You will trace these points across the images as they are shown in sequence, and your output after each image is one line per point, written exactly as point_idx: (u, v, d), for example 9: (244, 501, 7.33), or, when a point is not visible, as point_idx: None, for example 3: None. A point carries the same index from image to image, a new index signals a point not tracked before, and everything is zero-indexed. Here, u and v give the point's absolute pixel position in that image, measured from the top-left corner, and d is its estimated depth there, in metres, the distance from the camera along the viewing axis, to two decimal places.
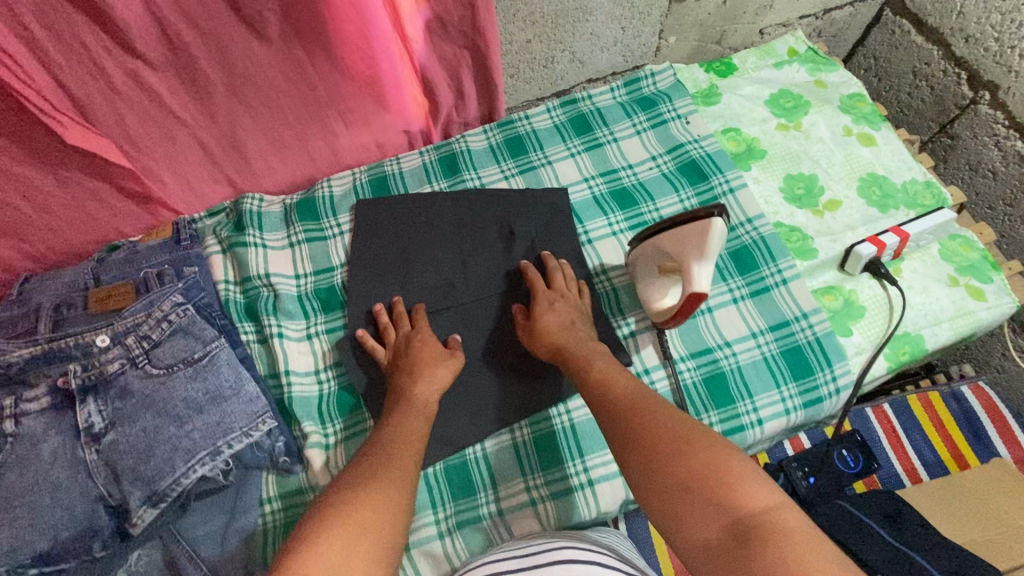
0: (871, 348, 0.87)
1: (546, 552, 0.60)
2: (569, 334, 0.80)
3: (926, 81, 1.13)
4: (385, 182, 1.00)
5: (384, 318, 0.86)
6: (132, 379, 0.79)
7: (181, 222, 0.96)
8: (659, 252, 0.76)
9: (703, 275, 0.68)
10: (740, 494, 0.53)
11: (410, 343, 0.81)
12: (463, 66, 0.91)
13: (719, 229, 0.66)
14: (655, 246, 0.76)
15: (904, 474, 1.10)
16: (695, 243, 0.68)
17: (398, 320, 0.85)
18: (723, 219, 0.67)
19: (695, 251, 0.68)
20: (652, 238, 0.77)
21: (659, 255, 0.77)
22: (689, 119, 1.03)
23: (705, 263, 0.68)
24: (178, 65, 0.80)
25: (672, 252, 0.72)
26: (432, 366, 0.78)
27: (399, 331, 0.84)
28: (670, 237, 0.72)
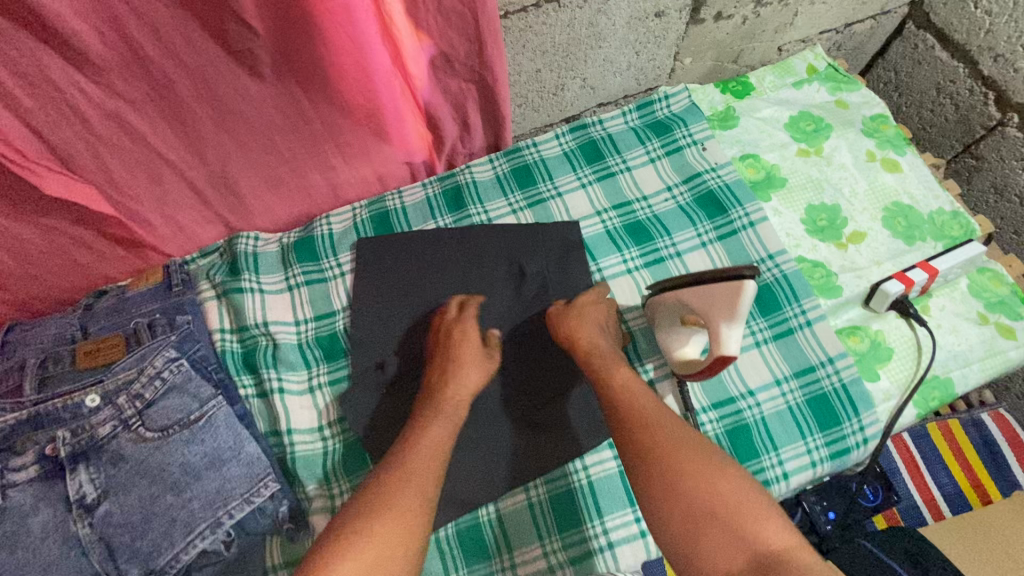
0: (899, 393, 0.83)
1: None
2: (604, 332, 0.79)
3: (951, 99, 1.08)
4: (387, 219, 0.95)
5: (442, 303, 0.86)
6: (125, 444, 0.75)
7: (172, 265, 0.91)
8: (682, 305, 0.71)
9: (732, 337, 0.64)
10: (761, 531, 0.55)
11: (450, 334, 0.80)
12: (469, 99, 0.86)
13: (752, 292, 0.62)
14: (678, 297, 0.72)
15: (924, 506, 1.08)
16: (726, 303, 0.64)
17: (450, 310, 0.84)
18: (755, 281, 0.63)
19: (726, 311, 0.64)
20: (673, 290, 0.72)
21: (682, 308, 0.72)
22: (705, 145, 0.98)
23: (735, 327, 0.64)
24: (163, 105, 0.74)
25: (696, 307, 0.68)
26: (464, 370, 0.76)
27: (450, 320, 0.83)
28: (695, 293, 0.68)
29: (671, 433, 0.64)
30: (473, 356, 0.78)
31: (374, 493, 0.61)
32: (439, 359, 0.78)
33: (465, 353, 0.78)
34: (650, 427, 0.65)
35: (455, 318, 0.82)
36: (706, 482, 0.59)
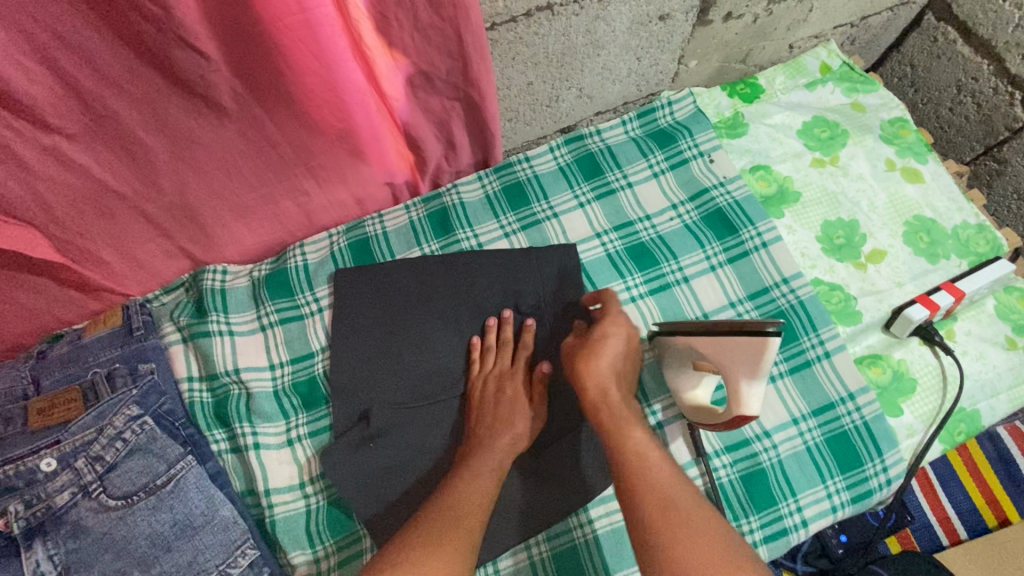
0: (923, 427, 0.78)
1: None
2: (619, 377, 0.70)
3: (972, 97, 1.00)
4: (368, 247, 0.87)
5: (489, 335, 0.80)
6: (85, 513, 0.68)
7: (131, 305, 0.82)
8: (693, 352, 0.66)
9: (753, 394, 0.61)
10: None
11: (499, 387, 0.76)
12: (453, 117, 0.77)
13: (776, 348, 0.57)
14: (688, 345, 0.66)
15: (938, 526, 1.02)
16: (748, 361, 0.59)
17: (501, 347, 0.79)
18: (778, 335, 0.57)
19: (746, 367, 0.59)
20: (681, 337, 0.66)
21: (693, 354, 0.67)
22: (712, 157, 0.90)
23: (755, 382, 0.60)
24: (107, 136, 0.65)
25: (710, 358, 0.63)
26: (515, 425, 0.73)
27: (499, 362, 0.78)
28: (708, 345, 0.62)
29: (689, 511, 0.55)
30: (526, 410, 0.75)
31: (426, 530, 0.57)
32: (490, 413, 0.74)
33: (516, 406, 0.74)
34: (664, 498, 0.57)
35: (506, 364, 0.78)
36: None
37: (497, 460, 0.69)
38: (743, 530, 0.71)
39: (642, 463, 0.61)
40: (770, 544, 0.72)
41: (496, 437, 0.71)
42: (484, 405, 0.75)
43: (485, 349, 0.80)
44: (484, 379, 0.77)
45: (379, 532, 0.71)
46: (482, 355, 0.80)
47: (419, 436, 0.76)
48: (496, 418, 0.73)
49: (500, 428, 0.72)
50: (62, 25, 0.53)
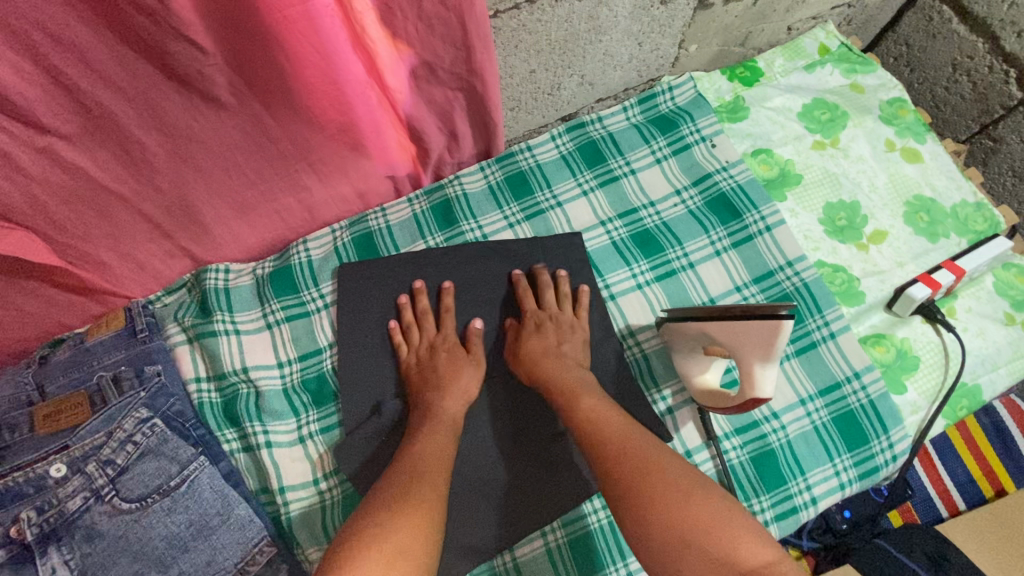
0: (927, 403, 0.79)
1: None
2: (547, 347, 0.75)
3: (968, 76, 1.01)
4: (372, 241, 0.86)
5: (406, 313, 0.80)
6: (99, 518, 0.68)
7: (134, 307, 0.81)
8: (705, 337, 0.67)
9: (767, 376, 0.61)
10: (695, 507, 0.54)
11: (435, 354, 0.76)
12: (456, 108, 0.77)
13: (789, 330, 0.57)
14: (701, 330, 0.67)
15: (938, 499, 1.05)
16: (761, 345, 0.59)
17: (423, 319, 0.79)
18: (792, 318, 0.57)
19: (759, 351, 0.60)
20: (694, 321, 0.67)
21: (705, 339, 0.67)
22: (714, 142, 0.90)
23: (769, 364, 0.60)
24: (104, 136, 0.63)
25: (723, 343, 0.63)
26: (459, 388, 0.74)
27: (424, 333, 0.78)
28: (720, 328, 0.63)
29: (645, 452, 0.60)
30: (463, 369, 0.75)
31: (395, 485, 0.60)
32: (427, 377, 0.74)
33: (457, 368, 0.75)
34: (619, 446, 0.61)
35: (431, 332, 0.78)
36: (675, 502, 0.54)
37: (448, 422, 0.70)
38: (755, 509, 0.72)
39: (595, 428, 0.65)
40: (780, 523, 0.73)
41: (440, 397, 0.72)
42: (423, 376, 0.75)
43: (407, 328, 0.79)
44: (418, 353, 0.77)
45: None
46: (409, 334, 0.79)
47: None
48: (437, 379, 0.74)
49: (441, 391, 0.73)
50: (56, 22, 0.51)
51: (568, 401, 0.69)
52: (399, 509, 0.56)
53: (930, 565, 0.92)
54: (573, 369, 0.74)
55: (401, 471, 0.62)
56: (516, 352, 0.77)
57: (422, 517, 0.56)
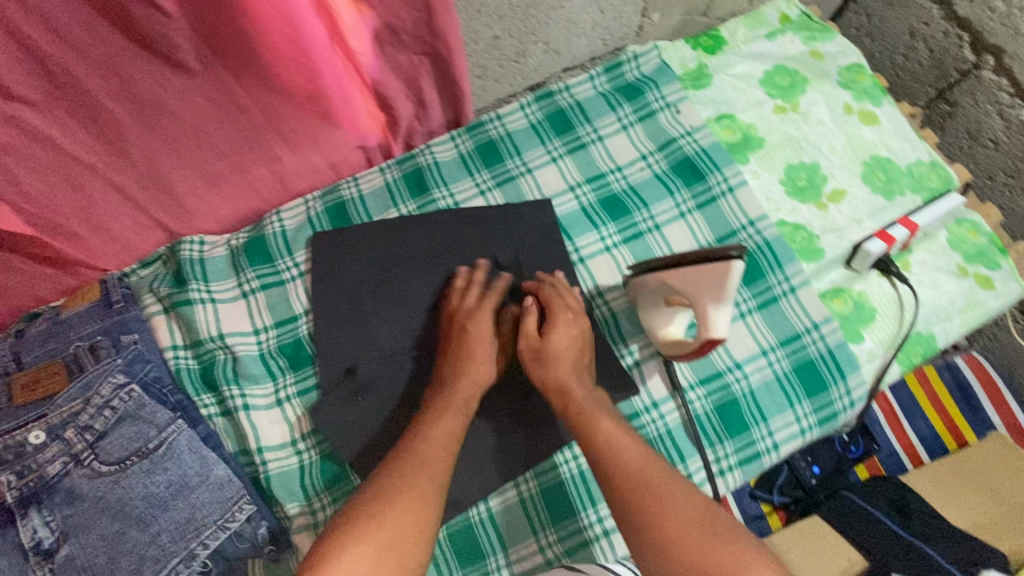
0: (883, 352, 0.83)
1: None
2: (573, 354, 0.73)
3: (925, 42, 1.04)
4: (344, 210, 0.87)
5: (458, 280, 0.80)
6: (79, 481, 0.69)
7: (109, 280, 0.82)
8: (665, 287, 0.69)
9: (721, 317, 0.64)
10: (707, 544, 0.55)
11: (465, 327, 0.76)
12: (422, 74, 0.78)
13: (739, 271, 0.60)
14: (660, 280, 0.69)
15: (903, 453, 1.09)
16: (712, 286, 0.62)
17: (468, 287, 0.79)
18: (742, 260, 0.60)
19: (714, 294, 0.63)
20: (656, 272, 0.70)
21: (666, 290, 0.70)
22: (679, 108, 0.93)
23: (722, 306, 0.63)
24: (72, 104, 0.64)
25: (680, 291, 0.66)
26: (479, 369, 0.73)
27: (462, 301, 0.78)
28: (677, 274, 0.66)
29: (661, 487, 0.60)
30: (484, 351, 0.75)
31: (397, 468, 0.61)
32: (455, 351, 0.75)
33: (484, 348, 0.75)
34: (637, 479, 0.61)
35: (473, 302, 0.77)
36: (694, 543, 0.55)
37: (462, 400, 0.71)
38: (719, 455, 0.76)
39: (608, 449, 0.64)
40: (743, 467, 0.77)
41: (465, 373, 0.73)
42: (452, 346, 0.75)
43: (453, 293, 0.79)
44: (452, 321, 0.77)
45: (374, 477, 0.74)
46: (450, 297, 0.80)
47: (407, 390, 0.78)
48: (464, 357, 0.74)
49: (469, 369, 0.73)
50: None
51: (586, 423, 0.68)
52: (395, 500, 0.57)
53: (894, 513, 0.97)
54: (587, 387, 0.72)
55: (406, 457, 0.62)
56: (538, 351, 0.73)
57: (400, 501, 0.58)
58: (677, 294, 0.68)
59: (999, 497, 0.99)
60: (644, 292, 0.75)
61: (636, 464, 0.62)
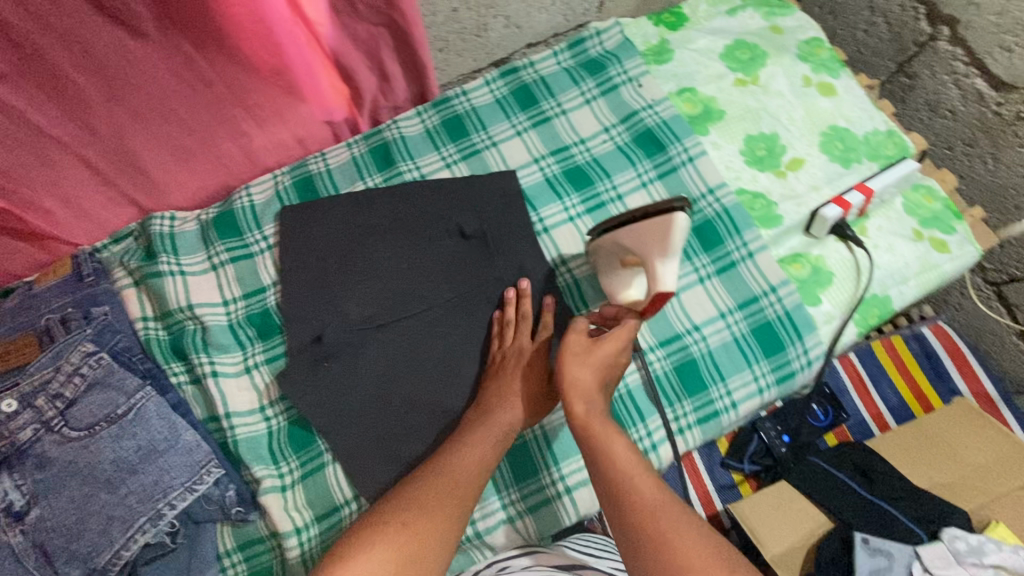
0: (840, 314, 0.85)
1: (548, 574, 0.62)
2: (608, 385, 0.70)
3: (884, 17, 1.06)
4: (312, 184, 0.89)
5: (508, 310, 0.80)
6: (49, 447, 0.71)
7: (80, 254, 0.84)
8: (619, 247, 0.72)
9: (669, 272, 0.65)
10: None
11: (516, 364, 0.76)
12: (381, 46, 0.80)
13: (683, 225, 0.63)
14: (614, 240, 0.72)
15: (870, 420, 1.12)
16: (657, 239, 0.64)
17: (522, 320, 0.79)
18: (686, 212, 0.63)
19: (660, 248, 0.65)
20: (611, 232, 0.72)
21: (621, 251, 0.72)
22: (641, 82, 0.95)
23: (669, 261, 0.65)
24: (37, 76, 0.65)
25: (633, 249, 0.68)
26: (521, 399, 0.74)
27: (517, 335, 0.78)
28: (629, 232, 0.68)
29: (673, 533, 0.54)
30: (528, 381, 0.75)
31: (417, 491, 0.62)
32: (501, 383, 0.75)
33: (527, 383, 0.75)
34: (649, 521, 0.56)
35: (526, 339, 0.77)
36: None
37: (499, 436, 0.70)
38: (677, 413, 0.78)
39: (625, 480, 0.60)
40: (702, 425, 0.79)
41: (506, 407, 0.73)
42: (500, 376, 0.76)
43: (505, 325, 0.79)
44: (505, 354, 0.78)
45: (340, 440, 0.76)
46: (502, 332, 0.80)
47: (373, 356, 0.79)
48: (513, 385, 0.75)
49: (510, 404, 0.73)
50: None
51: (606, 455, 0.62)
52: (411, 518, 0.58)
53: (858, 476, 1.00)
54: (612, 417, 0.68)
55: (431, 480, 0.63)
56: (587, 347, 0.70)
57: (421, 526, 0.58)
58: (632, 253, 0.71)
59: (960, 459, 1.01)
60: (604, 262, 0.77)
61: (651, 498, 0.58)
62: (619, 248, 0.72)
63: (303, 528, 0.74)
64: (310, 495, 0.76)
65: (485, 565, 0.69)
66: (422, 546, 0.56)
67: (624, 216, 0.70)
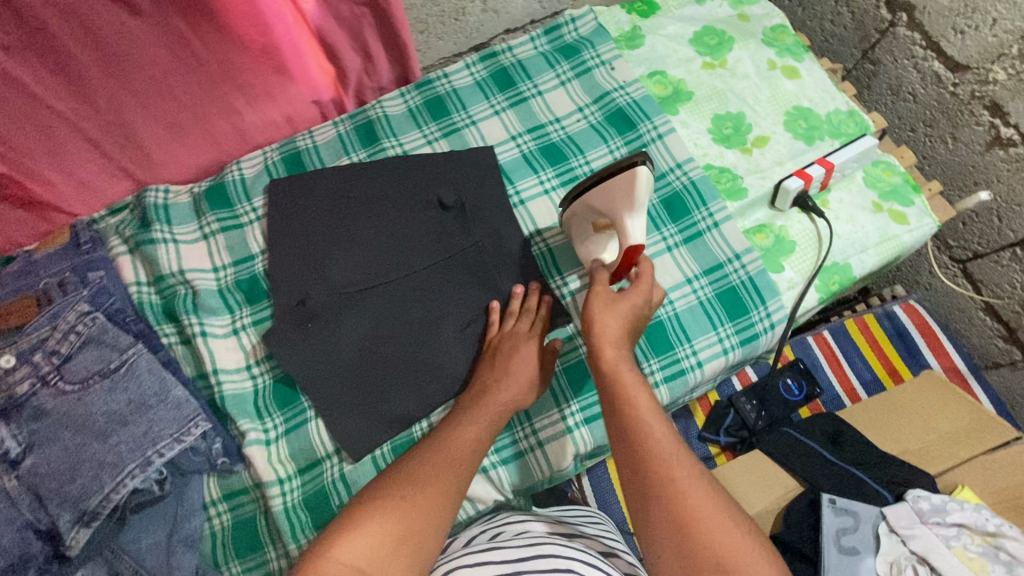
0: (802, 281, 0.89)
1: (529, 549, 0.63)
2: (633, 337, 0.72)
3: (847, 7, 1.11)
4: (300, 159, 0.94)
5: (513, 301, 0.83)
6: (45, 399, 0.74)
7: (78, 225, 0.89)
8: (591, 211, 0.76)
9: (637, 225, 0.72)
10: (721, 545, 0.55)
11: (517, 346, 0.77)
12: (365, 25, 0.86)
13: (646, 177, 0.69)
14: (585, 205, 0.76)
15: (844, 395, 1.15)
16: (626, 195, 0.70)
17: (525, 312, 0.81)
18: (647, 166, 0.70)
19: (628, 203, 0.71)
20: (580, 198, 0.76)
21: (591, 214, 0.77)
22: (613, 65, 1.00)
23: (637, 215, 0.71)
24: (41, 50, 0.69)
25: (603, 209, 0.73)
26: (517, 383, 0.75)
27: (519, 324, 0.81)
28: (598, 193, 0.73)
29: (680, 473, 0.59)
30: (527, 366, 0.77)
31: (413, 469, 0.64)
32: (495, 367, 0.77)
33: (527, 365, 0.76)
34: (666, 468, 0.60)
35: (523, 326, 0.80)
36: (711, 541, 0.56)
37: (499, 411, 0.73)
38: (645, 371, 0.82)
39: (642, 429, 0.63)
40: (669, 383, 0.83)
41: (496, 393, 0.74)
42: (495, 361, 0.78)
43: (508, 314, 0.82)
44: (502, 338, 0.80)
45: (320, 396, 0.80)
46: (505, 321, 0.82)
47: (355, 317, 0.83)
48: (509, 363, 0.76)
49: (510, 383, 0.75)
50: None
51: (630, 406, 0.64)
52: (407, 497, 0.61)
53: (828, 444, 1.02)
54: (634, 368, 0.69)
55: (426, 459, 0.65)
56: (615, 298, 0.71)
57: (434, 498, 0.61)
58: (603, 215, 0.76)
59: (928, 426, 1.04)
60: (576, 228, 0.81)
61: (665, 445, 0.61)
62: (589, 211, 0.77)
63: (286, 479, 0.78)
64: (293, 449, 0.80)
65: (479, 529, 0.75)
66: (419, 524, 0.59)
67: (589, 181, 0.74)
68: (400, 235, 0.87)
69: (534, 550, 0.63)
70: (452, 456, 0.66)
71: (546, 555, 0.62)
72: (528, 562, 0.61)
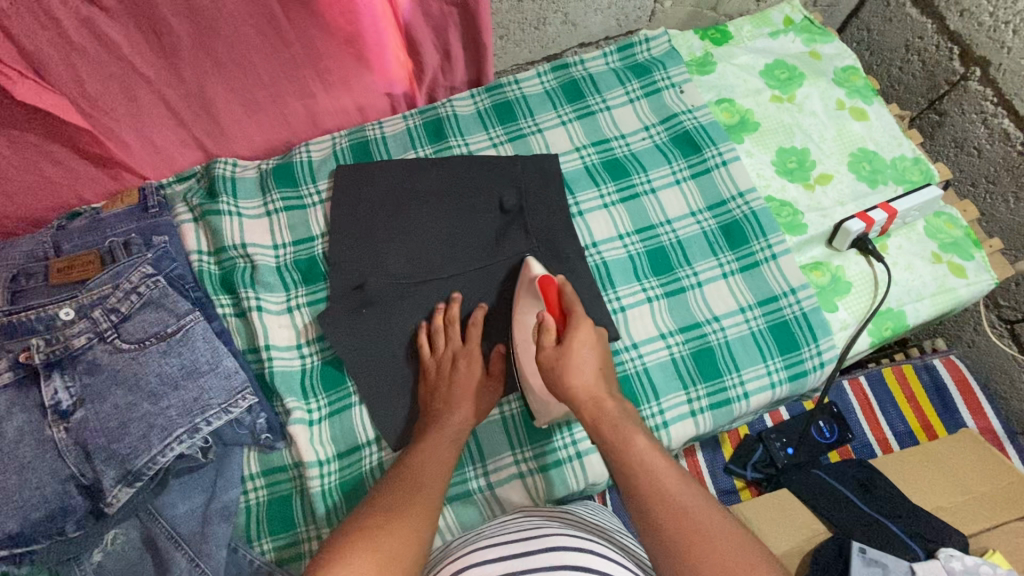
0: (855, 323, 0.89)
1: (533, 540, 0.58)
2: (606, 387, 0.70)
3: (918, 55, 1.11)
4: (367, 148, 0.95)
5: (436, 318, 0.81)
6: (101, 354, 0.74)
7: (147, 187, 0.89)
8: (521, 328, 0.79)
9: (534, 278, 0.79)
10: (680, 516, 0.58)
11: (453, 364, 0.78)
12: (450, 25, 0.87)
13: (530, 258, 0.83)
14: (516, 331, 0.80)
15: (876, 445, 1.13)
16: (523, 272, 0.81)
17: (452, 326, 0.80)
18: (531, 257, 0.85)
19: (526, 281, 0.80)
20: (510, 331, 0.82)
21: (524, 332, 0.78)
22: (683, 89, 1.00)
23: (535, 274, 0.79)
24: (139, 16, 0.71)
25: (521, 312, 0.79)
26: (464, 398, 0.75)
27: (449, 343, 0.79)
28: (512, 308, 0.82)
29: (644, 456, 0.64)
30: (472, 394, 0.76)
31: (389, 495, 0.62)
32: (439, 391, 0.76)
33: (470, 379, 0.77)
34: (655, 492, 0.60)
35: (457, 344, 0.79)
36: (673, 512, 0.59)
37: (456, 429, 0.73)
38: (692, 397, 0.82)
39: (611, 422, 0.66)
40: (713, 411, 0.83)
41: (456, 411, 0.74)
42: (437, 386, 0.77)
43: (434, 333, 0.80)
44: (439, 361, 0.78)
45: (366, 384, 0.80)
46: (432, 339, 0.80)
47: (407, 308, 0.83)
48: (455, 385, 0.76)
49: (460, 398, 0.75)
50: None
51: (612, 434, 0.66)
52: (388, 514, 0.58)
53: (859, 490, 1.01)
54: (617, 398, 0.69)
55: (397, 481, 0.64)
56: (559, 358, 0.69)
57: (417, 514, 0.59)
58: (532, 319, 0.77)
59: (963, 485, 1.02)
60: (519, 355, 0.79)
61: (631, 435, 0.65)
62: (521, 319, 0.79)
63: (326, 461, 0.79)
64: (336, 433, 0.81)
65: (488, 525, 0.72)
66: (408, 546, 0.55)
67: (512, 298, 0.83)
68: (458, 231, 0.88)
69: (541, 543, 0.58)
70: (421, 477, 0.65)
71: (560, 548, 0.56)
72: (541, 555, 0.55)
